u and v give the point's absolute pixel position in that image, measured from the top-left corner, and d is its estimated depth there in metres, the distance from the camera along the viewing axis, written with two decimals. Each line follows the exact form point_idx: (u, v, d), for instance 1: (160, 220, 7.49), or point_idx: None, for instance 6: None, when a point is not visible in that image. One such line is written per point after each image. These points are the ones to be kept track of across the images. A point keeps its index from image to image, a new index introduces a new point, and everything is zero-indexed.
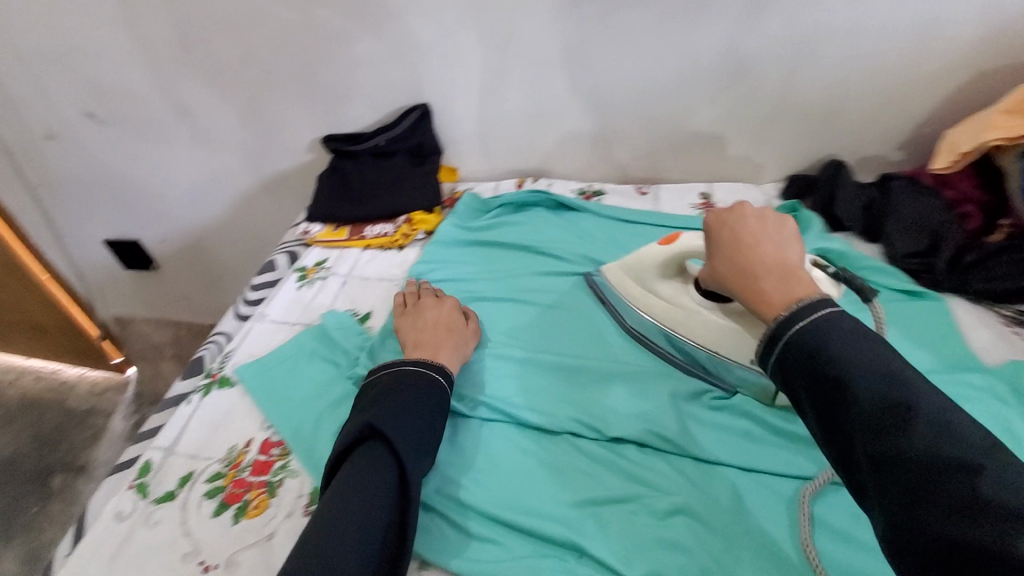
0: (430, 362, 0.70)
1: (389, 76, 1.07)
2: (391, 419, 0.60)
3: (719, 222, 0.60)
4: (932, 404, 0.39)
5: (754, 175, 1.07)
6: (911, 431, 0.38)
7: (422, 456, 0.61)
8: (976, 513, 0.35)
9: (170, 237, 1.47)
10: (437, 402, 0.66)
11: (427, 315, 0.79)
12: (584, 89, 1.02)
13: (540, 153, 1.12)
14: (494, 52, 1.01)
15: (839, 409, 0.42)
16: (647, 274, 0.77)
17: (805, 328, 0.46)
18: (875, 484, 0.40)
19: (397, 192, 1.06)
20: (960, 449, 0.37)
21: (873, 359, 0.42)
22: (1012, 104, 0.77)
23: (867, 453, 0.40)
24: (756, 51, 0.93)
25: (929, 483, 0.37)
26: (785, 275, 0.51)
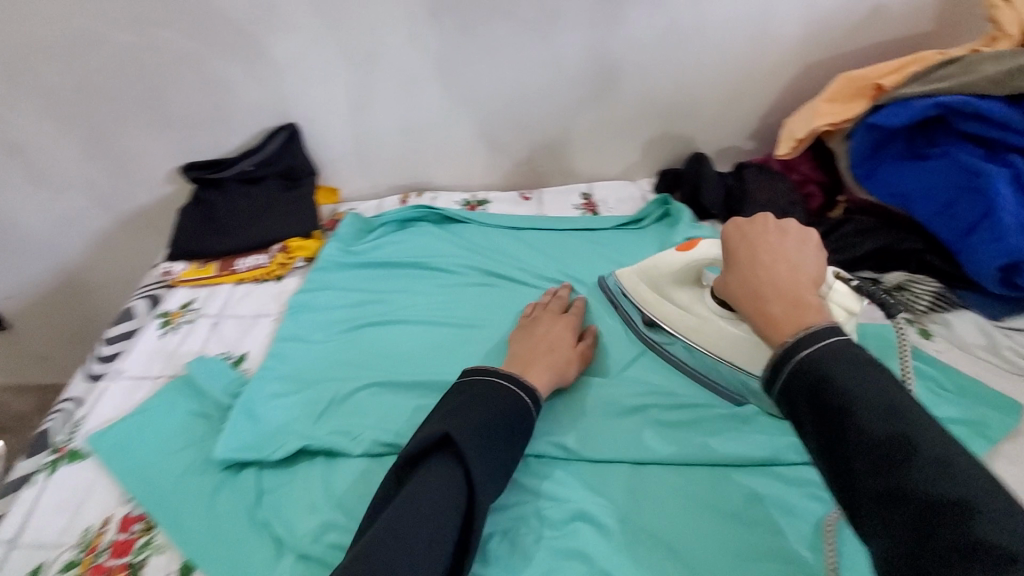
0: (520, 382, 0.67)
1: (248, 99, 1.00)
2: (475, 436, 0.57)
3: (736, 234, 0.61)
4: (932, 441, 0.39)
5: (630, 172, 1.12)
6: (914, 467, 0.39)
7: (495, 469, 0.58)
8: (974, 553, 0.34)
9: (17, 293, 1.29)
10: (520, 421, 0.63)
11: (540, 330, 0.77)
12: (455, 101, 1.01)
13: (421, 167, 1.10)
14: (359, 67, 0.97)
15: (841, 440, 0.42)
16: (663, 280, 0.77)
17: (811, 356, 0.47)
18: (875, 520, 0.39)
19: (270, 218, 0.98)
20: (957, 487, 0.37)
21: (876, 392, 0.43)
22: (834, 93, 0.86)
23: (868, 487, 0.40)
24: (614, 55, 0.97)
25: (926, 521, 0.37)
26: (795, 296, 0.53)
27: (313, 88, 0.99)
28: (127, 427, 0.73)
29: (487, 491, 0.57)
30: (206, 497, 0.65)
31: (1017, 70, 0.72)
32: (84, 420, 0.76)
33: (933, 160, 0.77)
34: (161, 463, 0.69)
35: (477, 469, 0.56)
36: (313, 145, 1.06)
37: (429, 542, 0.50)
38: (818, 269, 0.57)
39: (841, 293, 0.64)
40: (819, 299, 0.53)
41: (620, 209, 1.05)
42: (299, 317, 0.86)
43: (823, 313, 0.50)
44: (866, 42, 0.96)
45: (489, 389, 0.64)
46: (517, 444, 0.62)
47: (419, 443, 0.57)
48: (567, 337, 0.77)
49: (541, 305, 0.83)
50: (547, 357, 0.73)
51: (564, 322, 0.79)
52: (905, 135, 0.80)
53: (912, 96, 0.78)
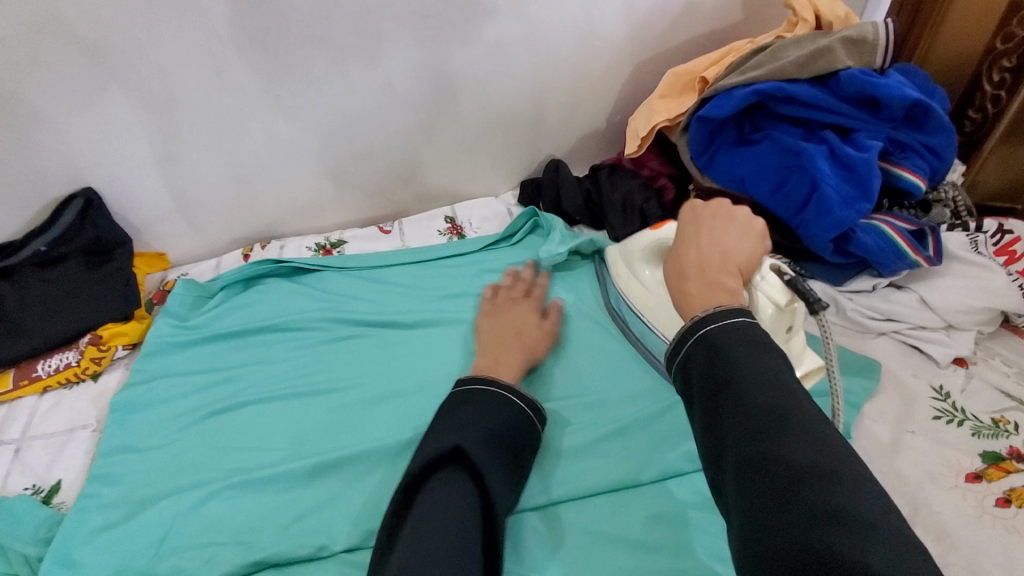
0: (526, 397, 0.64)
1: (19, 168, 0.82)
2: (483, 447, 0.54)
3: (683, 221, 0.64)
4: (805, 414, 0.40)
5: (492, 188, 1.08)
6: (786, 437, 0.39)
7: (504, 482, 0.55)
8: (832, 518, 0.34)
9: None
10: (521, 430, 0.60)
11: (503, 316, 0.78)
12: (284, 138, 0.91)
13: (262, 215, 0.98)
14: (160, 115, 0.84)
15: (723, 410, 0.42)
16: (635, 257, 0.81)
17: (713, 331, 0.47)
18: (737, 486, 0.39)
19: (76, 307, 0.82)
20: (823, 457, 0.37)
21: (762, 367, 0.43)
22: (665, 90, 0.88)
23: (740, 456, 0.39)
24: (449, 71, 0.92)
25: (793, 487, 0.36)
26: (714, 277, 0.54)
27: (107, 146, 0.84)
28: None
29: (505, 501, 0.53)
30: None
31: (817, 53, 0.77)
32: None
33: (760, 144, 0.80)
34: None
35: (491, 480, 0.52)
36: (122, 208, 0.90)
37: (466, 553, 0.45)
38: (745, 261, 0.58)
39: (771, 284, 0.64)
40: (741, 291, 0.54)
41: (486, 228, 1.01)
42: (125, 421, 0.72)
43: (736, 300, 0.52)
44: (689, 34, 1.00)
45: (495, 399, 0.61)
46: (526, 458, 0.59)
47: (428, 458, 0.52)
48: (531, 320, 0.78)
49: (506, 290, 0.83)
50: (515, 343, 0.73)
51: (525, 306, 0.80)
52: (732, 123, 0.83)
53: (734, 86, 0.80)
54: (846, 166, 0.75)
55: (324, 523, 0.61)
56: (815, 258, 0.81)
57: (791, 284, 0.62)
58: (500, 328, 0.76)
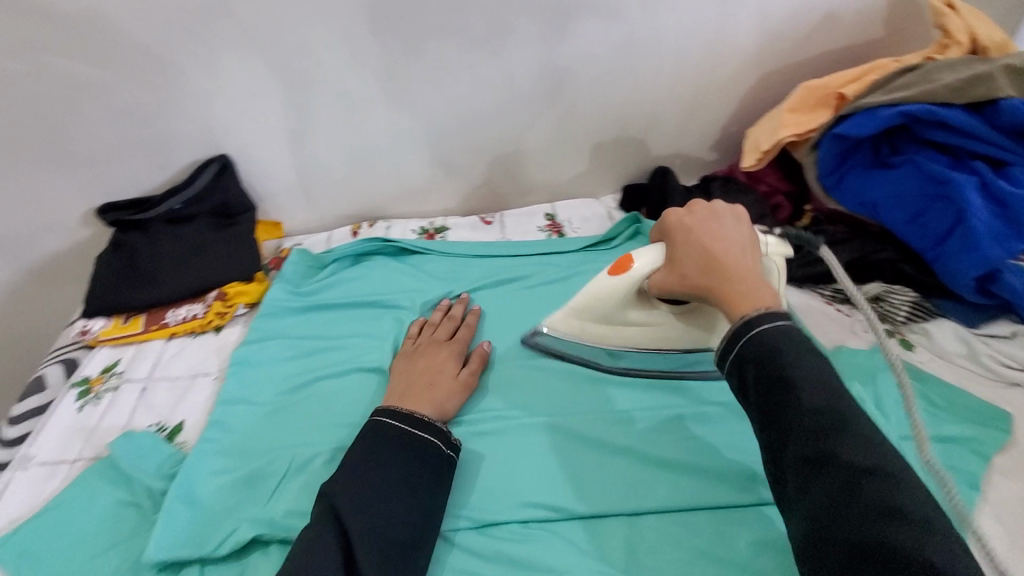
0: (422, 418, 0.64)
1: (169, 130, 0.89)
2: (352, 485, 0.57)
3: (681, 227, 0.60)
4: (858, 417, 0.44)
5: (593, 190, 1.08)
6: (848, 439, 0.43)
7: (388, 509, 0.57)
8: (892, 515, 0.39)
9: None
10: (413, 454, 0.61)
11: (419, 361, 0.74)
12: (403, 122, 0.94)
13: (372, 195, 1.02)
14: (295, 91, 0.89)
15: (784, 410, 0.46)
16: (610, 309, 0.68)
17: (768, 332, 0.50)
18: (798, 481, 0.44)
19: (202, 263, 0.88)
20: (879, 458, 0.42)
21: (818, 372, 0.47)
22: (795, 103, 0.85)
23: (802, 453, 0.44)
24: (567, 68, 0.92)
25: (853, 484, 0.41)
26: (754, 277, 0.55)
27: (244, 116, 0.90)
28: (38, 525, 0.61)
29: (378, 530, 0.55)
30: None
31: (975, 77, 0.72)
32: None
33: (899, 169, 0.77)
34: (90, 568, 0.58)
35: (347, 513, 0.55)
36: (251, 177, 0.96)
37: None
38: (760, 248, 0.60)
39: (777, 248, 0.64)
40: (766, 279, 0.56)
41: (587, 228, 1.01)
42: (241, 375, 0.77)
43: (777, 292, 0.54)
44: (819, 49, 0.97)
45: (382, 431, 0.63)
46: (422, 485, 0.60)
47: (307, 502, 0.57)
48: (448, 366, 0.73)
49: (429, 327, 0.80)
50: (424, 394, 0.69)
51: (447, 351, 0.75)
52: (869, 144, 0.80)
53: (878, 105, 0.77)
54: (998, 202, 0.70)
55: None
56: (951, 294, 0.78)
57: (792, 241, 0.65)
58: (409, 374, 0.71)
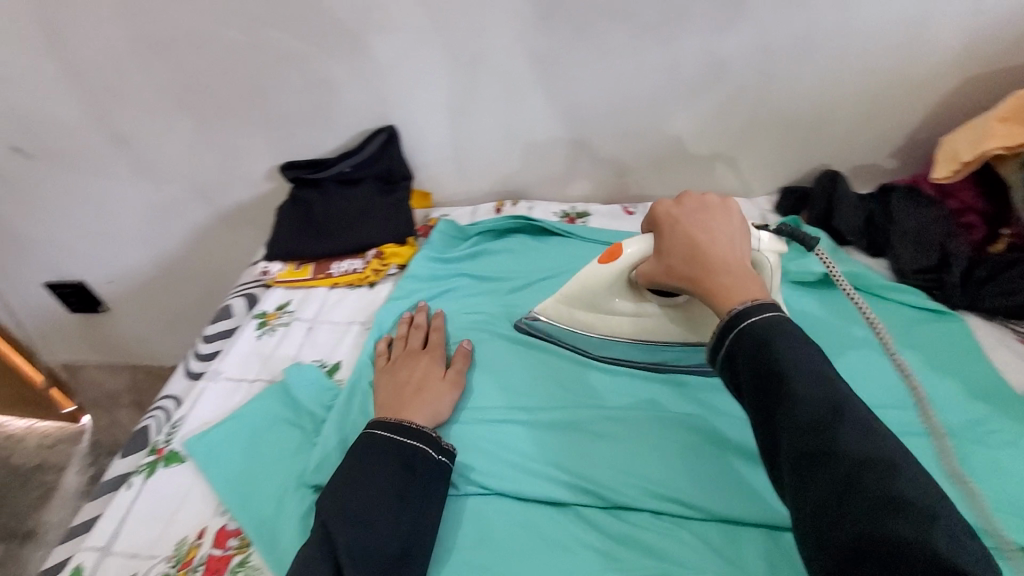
0: (406, 427, 0.63)
1: (349, 100, 0.98)
2: (345, 497, 0.56)
3: (670, 220, 0.61)
4: (856, 406, 0.43)
5: (745, 189, 1.03)
6: (845, 429, 0.41)
7: (382, 517, 0.56)
8: (897, 508, 0.37)
9: (120, 278, 1.36)
10: (402, 462, 0.60)
11: (402, 372, 0.71)
12: (559, 105, 0.95)
13: (519, 176, 1.05)
14: (463, 69, 0.93)
15: (775, 401, 0.44)
16: (600, 296, 0.71)
17: (755, 324, 0.48)
18: (795, 477, 0.42)
19: (364, 222, 0.96)
20: (880, 450, 0.40)
21: (809, 360, 0.45)
22: (1009, 112, 0.76)
23: (795, 447, 0.42)
24: (738, 60, 0.89)
25: (855, 478, 0.39)
26: (740, 270, 0.54)
27: (414, 91, 0.96)
28: (224, 429, 0.69)
29: (373, 541, 0.54)
30: (300, 510, 0.59)
31: None
32: (180, 422, 0.72)
33: None
34: (260, 478, 0.64)
35: (334, 526, 0.54)
36: (412, 148, 1.03)
37: None
38: (747, 240, 0.60)
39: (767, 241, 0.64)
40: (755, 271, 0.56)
41: None
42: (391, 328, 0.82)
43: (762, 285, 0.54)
44: None
45: (370, 441, 0.61)
46: (414, 494, 0.58)
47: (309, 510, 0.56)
48: (432, 370, 0.72)
49: (399, 340, 0.77)
50: (416, 400, 0.67)
51: (427, 357, 0.73)
52: None
53: None
54: None
55: (572, 469, 0.64)
56: None
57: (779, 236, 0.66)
58: (392, 386, 0.69)
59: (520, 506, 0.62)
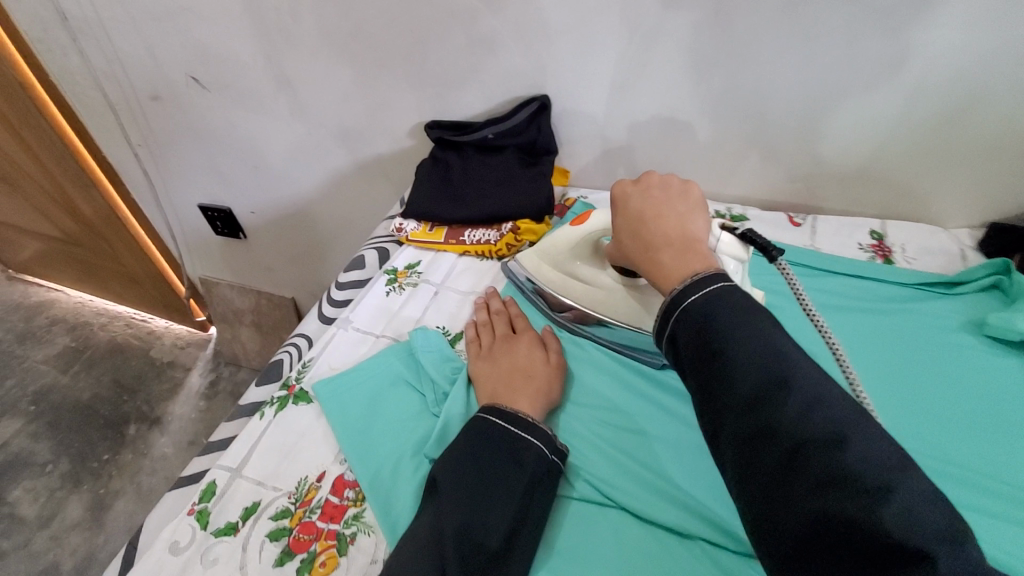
0: (515, 415, 0.60)
1: (509, 64, 0.95)
2: (451, 476, 0.54)
3: (620, 196, 0.62)
4: (803, 372, 0.38)
5: (934, 217, 0.90)
6: (788, 400, 0.37)
7: (486, 508, 0.52)
8: (841, 481, 0.33)
9: (261, 210, 1.46)
10: (512, 454, 0.56)
11: (504, 359, 0.68)
12: (736, 93, 0.86)
13: (669, 165, 0.97)
14: (637, 43, 0.85)
15: (714, 379, 0.41)
16: (564, 259, 0.77)
17: (693, 303, 0.46)
18: (742, 460, 0.38)
19: (502, 192, 0.93)
20: (827, 419, 0.35)
21: (752, 333, 0.41)
22: None
23: (739, 427, 0.39)
24: (976, 62, 0.74)
25: (795, 453, 0.35)
26: (683, 245, 0.53)
27: (577, 62, 0.90)
28: (351, 379, 0.70)
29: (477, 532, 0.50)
30: (415, 479, 0.59)
31: None
32: (311, 363, 0.74)
33: None
34: (379, 439, 0.64)
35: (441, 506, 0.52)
36: (562, 122, 0.98)
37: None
38: (706, 215, 0.58)
39: (728, 243, 0.60)
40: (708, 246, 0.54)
41: (923, 262, 0.83)
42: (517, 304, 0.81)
43: (709, 257, 0.51)
44: None
45: (481, 425, 0.58)
46: (518, 487, 0.54)
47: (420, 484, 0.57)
48: (536, 357, 0.69)
49: (487, 329, 0.74)
50: (523, 387, 0.64)
51: (524, 343, 0.70)
52: None
53: None
54: None
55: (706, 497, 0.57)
56: None
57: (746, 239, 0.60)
58: (498, 375, 0.66)
59: (643, 530, 0.56)
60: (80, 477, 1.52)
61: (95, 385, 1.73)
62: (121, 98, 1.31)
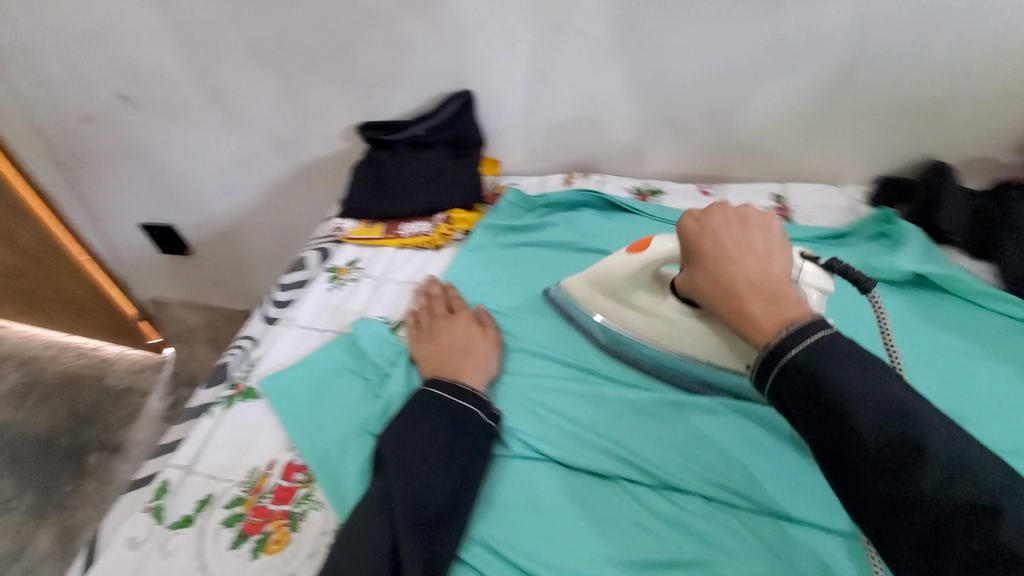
0: (454, 387, 0.64)
1: (431, 63, 0.99)
2: (396, 446, 0.58)
3: (692, 232, 0.60)
4: (941, 438, 0.40)
5: (831, 177, 0.98)
6: (929, 471, 0.39)
7: (429, 469, 0.57)
8: (998, 557, 0.36)
9: (205, 224, 1.45)
10: (451, 421, 0.61)
11: (444, 338, 0.73)
12: (644, 75, 0.92)
13: (591, 148, 1.03)
14: (548, 35, 0.91)
15: (842, 443, 0.42)
16: (620, 286, 0.70)
17: (798, 358, 0.46)
18: (886, 527, 0.40)
19: (435, 186, 0.98)
20: (975, 491, 0.38)
21: (878, 395, 0.42)
22: None
23: (878, 494, 0.40)
24: (847, 33, 0.82)
25: (945, 525, 0.38)
26: (770, 290, 0.52)
27: (495, 57, 0.95)
28: (296, 371, 0.73)
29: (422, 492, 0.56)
30: (362, 456, 0.63)
31: None
32: (257, 361, 0.77)
33: None
34: (325, 425, 0.67)
35: (389, 473, 0.56)
36: (487, 115, 1.03)
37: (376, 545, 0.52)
38: (787, 253, 0.57)
39: (809, 273, 0.57)
40: (793, 287, 0.53)
41: (819, 218, 0.91)
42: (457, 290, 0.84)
43: (801, 302, 0.50)
44: None
45: (422, 398, 0.63)
46: (460, 450, 0.60)
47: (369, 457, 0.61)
48: (472, 332, 0.73)
49: (425, 312, 0.78)
50: (465, 360, 0.69)
51: (461, 321, 0.75)
52: None
53: None
54: None
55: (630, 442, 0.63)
56: None
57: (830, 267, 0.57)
58: (440, 355, 0.70)
59: (571, 476, 0.62)
60: (44, 511, 1.49)
61: (50, 417, 1.68)
62: (49, 122, 1.29)
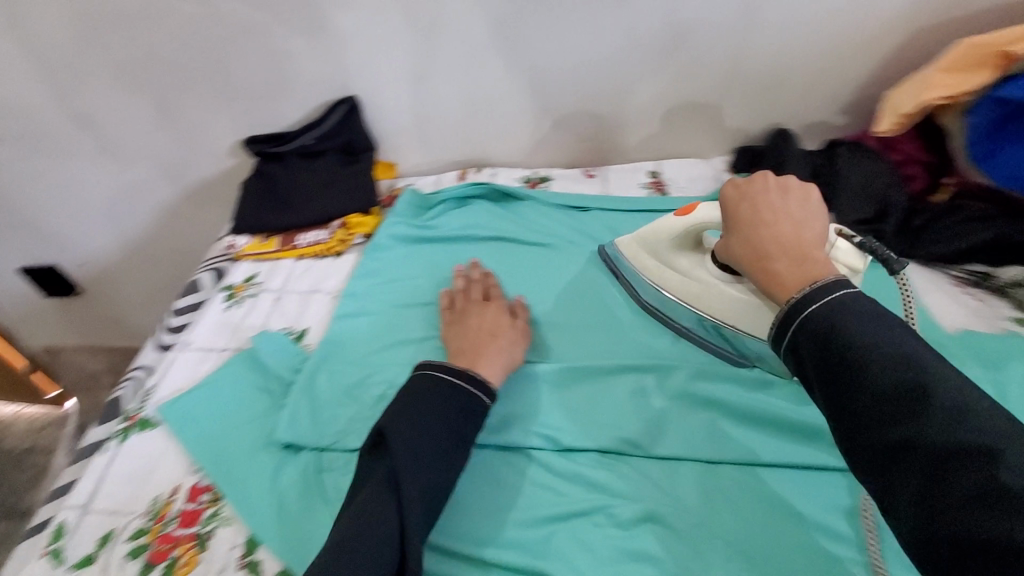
0: (472, 377, 0.64)
1: (310, 72, 0.98)
2: (404, 438, 0.57)
3: (741, 192, 0.58)
4: (953, 386, 0.37)
5: (701, 151, 1.07)
6: (933, 414, 0.36)
7: (427, 460, 0.57)
8: (992, 498, 0.33)
9: (92, 260, 1.36)
10: (458, 408, 0.61)
11: (471, 322, 0.73)
12: (519, 70, 0.96)
13: (481, 143, 1.07)
14: (422, 37, 0.93)
15: (848, 389, 0.41)
16: (661, 247, 0.74)
17: (817, 310, 0.44)
18: (885, 475, 0.38)
19: (329, 194, 0.98)
20: (977, 433, 0.35)
21: (890, 344, 0.41)
22: (952, 62, 0.79)
23: (881, 441, 0.38)
24: (692, 20, 0.90)
25: (945, 469, 0.35)
26: (801, 252, 0.50)
27: (373, 62, 0.96)
28: (194, 394, 0.71)
29: (420, 483, 0.55)
30: (269, 467, 0.63)
31: None
32: (152, 390, 0.75)
33: None
34: (230, 442, 0.66)
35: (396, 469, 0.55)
36: (375, 119, 1.04)
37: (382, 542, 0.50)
38: (827, 222, 0.55)
39: (844, 250, 0.60)
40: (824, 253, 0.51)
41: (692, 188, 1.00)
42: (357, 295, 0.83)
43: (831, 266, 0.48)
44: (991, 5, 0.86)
45: (424, 384, 0.62)
46: (459, 438, 0.60)
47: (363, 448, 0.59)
48: (501, 320, 0.74)
49: (460, 296, 0.78)
50: (494, 346, 0.70)
51: (493, 309, 0.75)
52: None
53: None
54: None
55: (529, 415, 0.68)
56: None
57: (863, 246, 0.60)
58: (470, 337, 0.71)
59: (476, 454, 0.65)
60: None
61: None
62: None
